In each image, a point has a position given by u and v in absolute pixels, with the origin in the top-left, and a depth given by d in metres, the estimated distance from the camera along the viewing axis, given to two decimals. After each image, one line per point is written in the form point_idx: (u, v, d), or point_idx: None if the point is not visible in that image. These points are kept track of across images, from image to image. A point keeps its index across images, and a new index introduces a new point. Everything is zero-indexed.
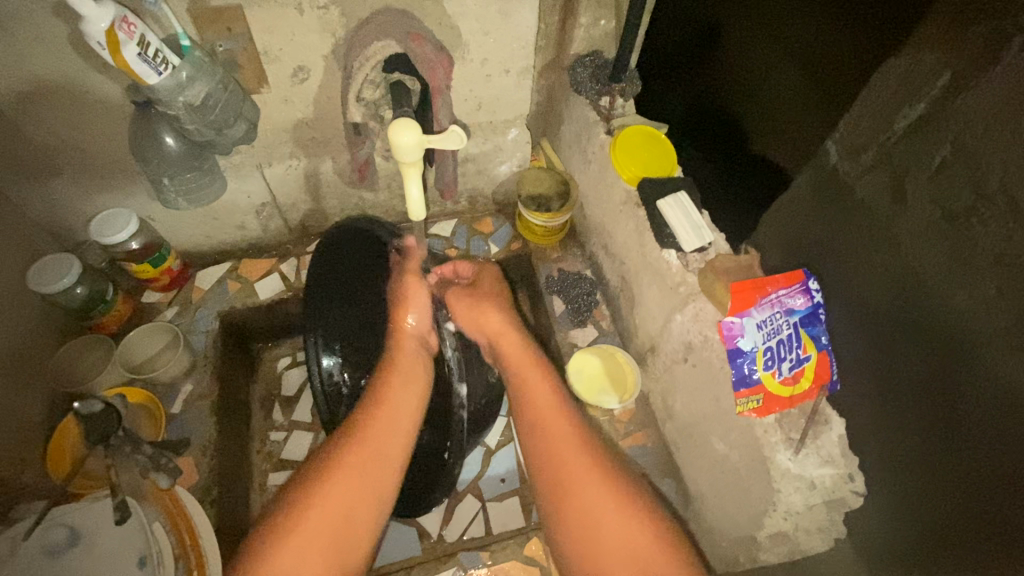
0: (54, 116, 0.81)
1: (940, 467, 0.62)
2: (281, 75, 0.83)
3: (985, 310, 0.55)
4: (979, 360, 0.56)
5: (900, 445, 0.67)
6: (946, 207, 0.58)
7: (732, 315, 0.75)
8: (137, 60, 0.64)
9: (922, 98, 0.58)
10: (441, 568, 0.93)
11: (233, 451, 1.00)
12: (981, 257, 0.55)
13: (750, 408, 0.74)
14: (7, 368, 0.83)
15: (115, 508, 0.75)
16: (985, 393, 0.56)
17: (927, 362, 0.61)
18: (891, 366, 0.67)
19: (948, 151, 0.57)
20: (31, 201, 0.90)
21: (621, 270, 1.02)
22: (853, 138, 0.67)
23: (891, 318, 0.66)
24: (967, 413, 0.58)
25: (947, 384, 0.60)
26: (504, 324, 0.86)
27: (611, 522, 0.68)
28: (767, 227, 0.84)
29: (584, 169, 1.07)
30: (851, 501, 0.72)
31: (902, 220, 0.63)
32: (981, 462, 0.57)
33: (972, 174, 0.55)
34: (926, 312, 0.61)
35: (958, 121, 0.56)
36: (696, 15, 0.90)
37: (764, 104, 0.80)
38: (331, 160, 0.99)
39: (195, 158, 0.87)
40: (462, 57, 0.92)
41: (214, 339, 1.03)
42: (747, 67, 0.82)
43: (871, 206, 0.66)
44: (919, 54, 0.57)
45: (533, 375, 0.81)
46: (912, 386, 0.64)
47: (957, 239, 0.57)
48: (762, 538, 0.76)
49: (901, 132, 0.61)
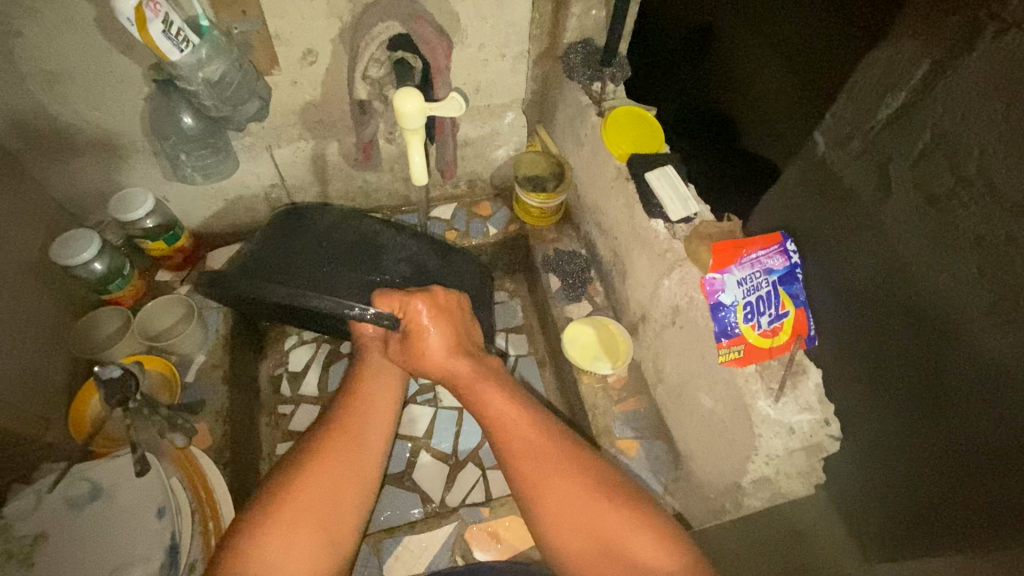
0: (79, 96, 0.86)
1: (931, 428, 0.70)
2: (291, 58, 0.89)
3: (968, 289, 0.62)
4: (960, 339, 0.64)
5: (893, 418, 0.75)
6: (928, 191, 0.64)
7: (714, 272, 0.81)
8: (161, 36, 0.69)
9: (902, 88, 0.64)
10: (442, 522, 0.96)
11: (243, 419, 1.05)
12: (963, 239, 0.62)
13: (733, 358, 0.79)
14: (35, 333, 0.88)
15: (137, 461, 0.80)
16: (972, 368, 0.63)
17: (919, 341, 0.68)
18: (880, 340, 0.74)
19: (929, 138, 0.63)
20: (53, 178, 0.95)
21: (613, 245, 1.07)
22: (839, 130, 0.73)
23: (877, 304, 0.73)
24: (955, 384, 0.65)
25: (938, 362, 0.66)
26: (446, 363, 0.81)
27: (580, 506, 0.69)
28: (761, 214, 0.90)
29: (578, 152, 1.13)
30: (827, 446, 0.77)
31: (886, 208, 0.69)
32: (979, 434, 0.64)
33: (953, 158, 0.61)
34: (913, 297, 0.68)
35: (937, 109, 0.62)
36: (682, 14, 0.96)
37: (751, 99, 0.86)
38: (337, 142, 1.05)
39: (211, 137, 0.93)
40: (461, 43, 0.98)
41: (226, 314, 1.07)
42: (732, 64, 0.88)
43: (858, 195, 0.73)
44: (900, 45, 0.63)
45: (485, 389, 0.78)
46: (901, 359, 0.71)
47: (939, 223, 0.64)
48: (747, 485, 0.81)
49: (884, 121, 0.67)
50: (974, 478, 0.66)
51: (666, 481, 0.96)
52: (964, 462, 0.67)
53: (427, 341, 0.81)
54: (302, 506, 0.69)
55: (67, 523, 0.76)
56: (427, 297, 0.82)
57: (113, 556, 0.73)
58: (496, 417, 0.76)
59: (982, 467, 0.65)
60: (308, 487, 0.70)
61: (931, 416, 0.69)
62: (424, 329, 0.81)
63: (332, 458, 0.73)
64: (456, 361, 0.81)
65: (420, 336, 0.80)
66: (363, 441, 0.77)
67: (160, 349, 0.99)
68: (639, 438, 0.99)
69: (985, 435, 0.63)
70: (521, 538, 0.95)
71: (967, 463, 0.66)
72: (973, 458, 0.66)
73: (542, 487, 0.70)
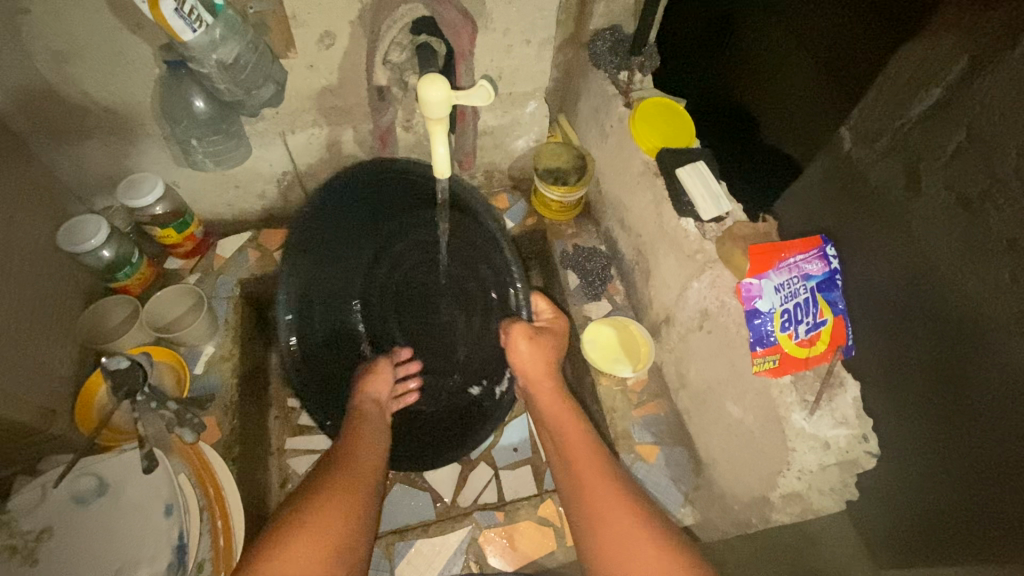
0: (87, 76, 0.82)
1: (955, 446, 0.67)
2: (307, 40, 0.85)
3: (996, 295, 0.59)
4: (986, 346, 0.60)
5: (915, 428, 0.71)
6: (961, 192, 0.60)
7: (750, 277, 0.77)
8: (174, 15, 0.65)
9: (937, 85, 0.61)
10: (458, 525, 0.94)
11: (252, 413, 1.02)
12: (993, 242, 0.58)
13: (766, 368, 0.75)
14: (42, 321, 0.86)
15: (144, 457, 0.78)
16: (995, 376, 0.60)
17: (943, 348, 0.65)
18: (903, 350, 0.70)
19: (963, 137, 0.59)
20: (60, 161, 0.92)
21: (637, 243, 1.03)
22: (867, 126, 0.69)
23: (901, 309, 0.69)
24: (979, 398, 0.62)
25: (962, 362, 0.63)
26: (548, 371, 0.87)
27: (642, 543, 0.63)
28: (786, 211, 0.85)
29: (602, 144, 1.08)
30: (864, 462, 0.75)
31: (915, 207, 0.66)
32: (1001, 448, 0.62)
33: (989, 158, 0.57)
34: (942, 303, 0.64)
35: (975, 106, 0.58)
36: (706, 7, 0.91)
37: (773, 96, 0.82)
38: (353, 130, 1.01)
39: (223, 122, 0.89)
40: (486, 27, 0.93)
41: (235, 304, 1.04)
42: (757, 58, 0.84)
43: (884, 193, 0.69)
44: (937, 39, 0.59)
45: (565, 416, 0.80)
46: (925, 367, 0.68)
47: (971, 224, 0.60)
48: (776, 499, 0.78)
49: (917, 118, 0.64)
50: (996, 496, 0.63)
51: (686, 489, 0.93)
52: (990, 467, 0.63)
53: (549, 344, 0.90)
54: (325, 526, 0.61)
55: (71, 519, 0.74)
56: (567, 323, 0.96)
57: (117, 557, 0.71)
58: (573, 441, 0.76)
59: (998, 481, 0.63)
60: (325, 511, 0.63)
61: (951, 427, 0.67)
62: (521, 338, 0.89)
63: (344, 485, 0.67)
64: (555, 374, 0.87)
65: (545, 337, 0.91)
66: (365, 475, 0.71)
67: (169, 340, 0.96)
68: (659, 444, 0.96)
69: (1010, 442, 0.61)
70: (538, 544, 0.92)
71: (990, 464, 0.63)
72: (996, 473, 0.63)
73: (605, 512, 0.66)
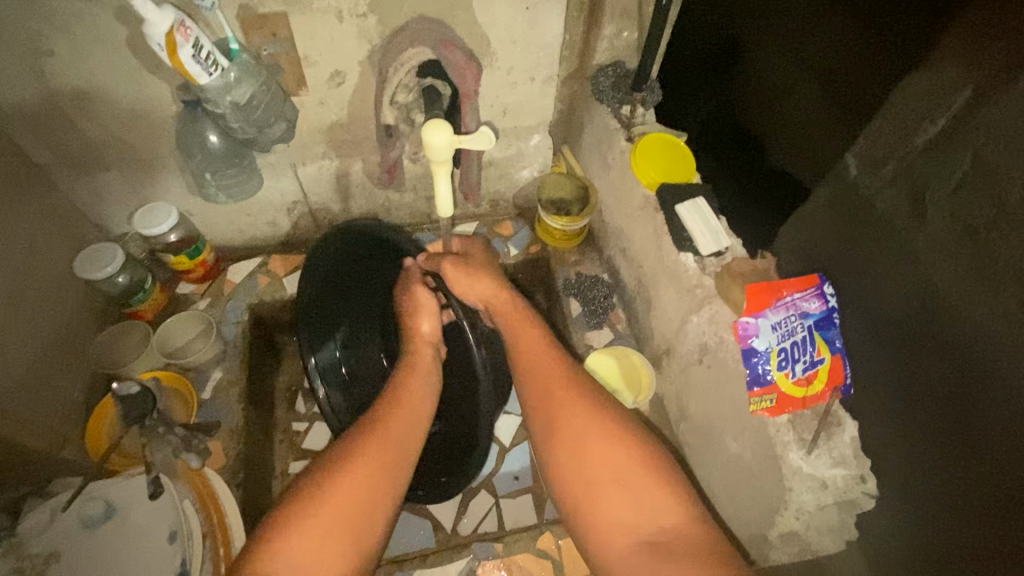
0: (107, 113, 0.86)
1: (952, 486, 0.66)
2: (318, 78, 0.88)
3: (1003, 326, 0.58)
4: (994, 380, 0.59)
5: (912, 466, 0.71)
6: (968, 223, 0.60)
7: (747, 315, 0.78)
8: (191, 61, 0.68)
9: (942, 114, 0.61)
10: (455, 557, 0.95)
11: (258, 437, 1.04)
12: (1000, 273, 0.57)
13: (764, 407, 0.76)
14: (56, 347, 0.89)
15: (150, 482, 0.80)
16: (1005, 411, 0.58)
17: (949, 380, 0.64)
18: (905, 388, 0.70)
19: (969, 165, 0.59)
20: (78, 191, 0.96)
21: (638, 273, 1.04)
22: (872, 153, 0.70)
23: (905, 338, 0.69)
24: (982, 437, 0.61)
25: (968, 399, 0.62)
26: (493, 288, 0.83)
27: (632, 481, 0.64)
28: (787, 238, 0.86)
29: (604, 175, 1.10)
30: (862, 502, 0.77)
31: (920, 235, 0.65)
32: (1000, 490, 0.60)
33: (994, 188, 0.57)
34: (949, 336, 0.63)
35: (978, 135, 0.58)
36: (716, 32, 0.92)
37: (783, 121, 0.83)
38: (361, 161, 1.04)
39: (235, 156, 0.92)
40: (491, 66, 0.96)
41: (244, 329, 1.07)
42: (766, 85, 0.85)
43: (890, 219, 0.69)
44: (941, 69, 0.60)
45: (522, 326, 0.79)
46: (933, 401, 0.66)
47: (976, 254, 0.59)
48: (773, 537, 0.78)
49: (922, 146, 0.64)
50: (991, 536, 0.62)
51: None
52: (981, 509, 0.62)
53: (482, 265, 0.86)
54: (340, 499, 0.62)
55: (79, 543, 0.75)
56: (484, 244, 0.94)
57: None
58: (533, 354, 0.76)
59: (990, 522, 0.62)
60: (344, 481, 0.63)
61: (947, 465, 0.66)
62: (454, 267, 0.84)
63: (368, 453, 0.66)
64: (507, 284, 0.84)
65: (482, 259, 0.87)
66: (397, 441, 0.69)
67: (178, 365, 0.99)
68: None
69: (998, 479, 0.60)
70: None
71: (981, 503, 0.62)
72: (990, 512, 0.61)
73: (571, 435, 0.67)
